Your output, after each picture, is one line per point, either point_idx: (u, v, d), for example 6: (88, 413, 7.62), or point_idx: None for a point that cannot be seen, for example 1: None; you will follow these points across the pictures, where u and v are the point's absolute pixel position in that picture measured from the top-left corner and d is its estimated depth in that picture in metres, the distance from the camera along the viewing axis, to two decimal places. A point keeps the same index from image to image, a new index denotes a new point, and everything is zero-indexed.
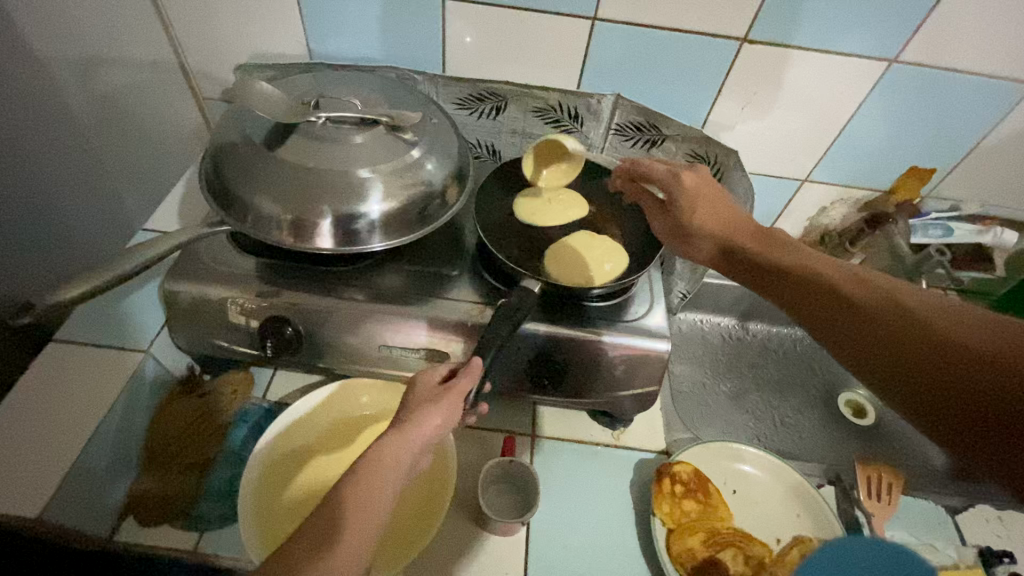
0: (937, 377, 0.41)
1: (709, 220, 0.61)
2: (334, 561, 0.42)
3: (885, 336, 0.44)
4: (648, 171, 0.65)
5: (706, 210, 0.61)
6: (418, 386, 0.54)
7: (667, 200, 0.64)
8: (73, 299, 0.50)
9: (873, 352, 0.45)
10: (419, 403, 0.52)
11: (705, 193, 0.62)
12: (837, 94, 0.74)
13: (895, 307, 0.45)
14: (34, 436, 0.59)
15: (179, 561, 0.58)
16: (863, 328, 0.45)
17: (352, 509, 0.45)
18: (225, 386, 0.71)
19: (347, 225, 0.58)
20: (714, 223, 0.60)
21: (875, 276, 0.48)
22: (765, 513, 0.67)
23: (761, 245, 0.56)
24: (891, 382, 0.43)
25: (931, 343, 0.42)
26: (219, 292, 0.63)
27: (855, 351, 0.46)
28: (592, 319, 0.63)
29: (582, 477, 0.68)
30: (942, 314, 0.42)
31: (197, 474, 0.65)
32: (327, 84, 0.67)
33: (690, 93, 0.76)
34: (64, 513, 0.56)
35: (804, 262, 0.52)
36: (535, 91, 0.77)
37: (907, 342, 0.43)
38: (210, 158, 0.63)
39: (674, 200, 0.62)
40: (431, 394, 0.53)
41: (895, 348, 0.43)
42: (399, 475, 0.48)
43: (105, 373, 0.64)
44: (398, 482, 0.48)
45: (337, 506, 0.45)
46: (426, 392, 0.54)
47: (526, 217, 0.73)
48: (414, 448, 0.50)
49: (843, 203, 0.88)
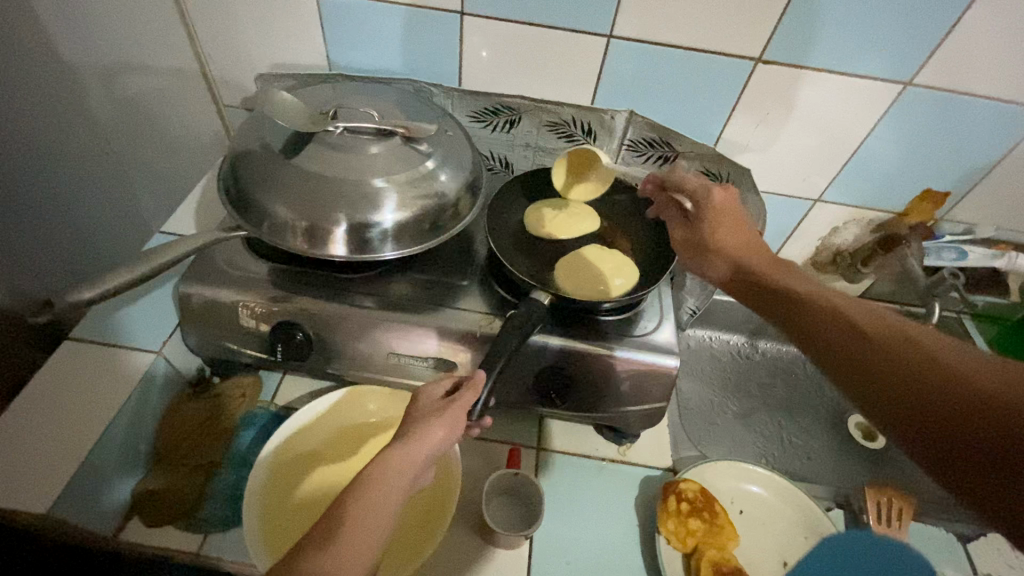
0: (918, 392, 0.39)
1: (730, 240, 0.64)
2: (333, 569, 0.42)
3: (893, 361, 0.42)
4: (679, 182, 0.70)
5: (727, 229, 0.65)
6: (422, 399, 0.55)
7: (696, 211, 0.68)
8: (92, 300, 0.51)
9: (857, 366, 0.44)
10: (421, 417, 0.53)
11: (727, 212, 0.66)
12: (850, 116, 0.74)
13: (907, 341, 0.42)
14: (47, 433, 0.60)
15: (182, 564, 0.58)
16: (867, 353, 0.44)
17: (352, 522, 0.45)
18: (234, 388, 0.72)
19: (361, 233, 0.59)
20: (736, 241, 0.64)
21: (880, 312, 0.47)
22: (772, 533, 0.66)
23: (777, 273, 0.58)
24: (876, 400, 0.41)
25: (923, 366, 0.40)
26: (231, 296, 0.64)
27: (845, 369, 0.45)
28: (601, 333, 0.63)
29: (587, 492, 0.68)
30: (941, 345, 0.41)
31: (203, 476, 0.65)
32: (346, 94, 0.68)
33: (703, 112, 0.76)
34: (70, 510, 0.56)
35: (829, 296, 0.51)
36: (549, 106, 0.78)
37: (894, 355, 0.42)
38: (229, 163, 0.64)
39: (702, 215, 0.67)
40: (434, 407, 0.53)
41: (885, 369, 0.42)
42: (402, 487, 0.48)
43: (117, 371, 0.65)
44: (402, 493, 0.48)
45: (339, 518, 0.45)
46: (428, 406, 0.54)
47: (539, 229, 0.73)
48: (417, 461, 0.50)
49: (855, 223, 0.88)
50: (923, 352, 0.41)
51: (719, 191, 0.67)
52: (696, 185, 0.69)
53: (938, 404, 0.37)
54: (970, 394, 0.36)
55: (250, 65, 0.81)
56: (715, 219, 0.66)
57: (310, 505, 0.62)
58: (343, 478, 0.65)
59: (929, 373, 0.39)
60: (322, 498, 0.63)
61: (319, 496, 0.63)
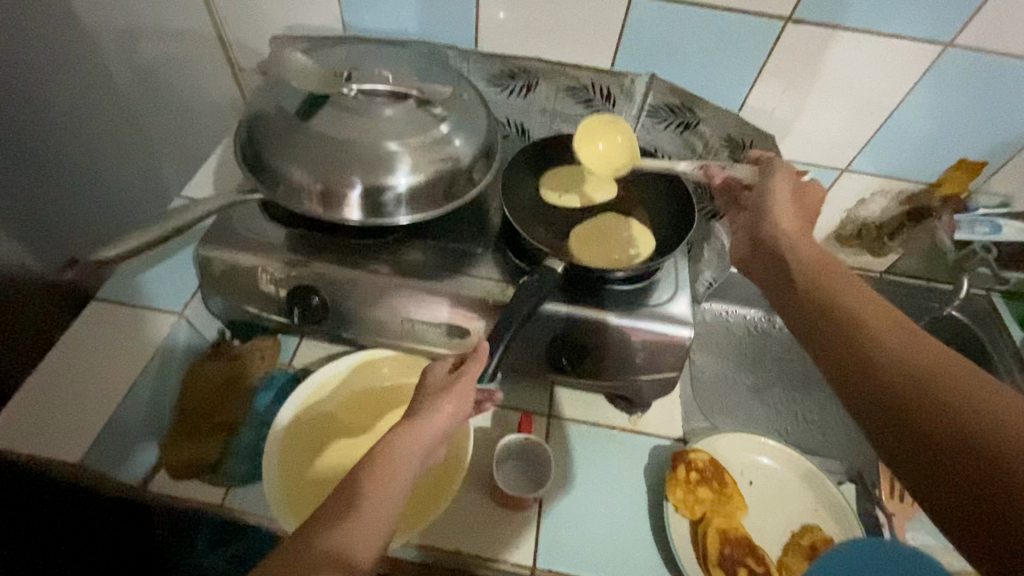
0: (919, 416, 0.36)
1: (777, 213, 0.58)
2: (348, 536, 0.44)
3: (901, 376, 0.38)
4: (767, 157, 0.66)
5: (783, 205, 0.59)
6: (428, 377, 0.55)
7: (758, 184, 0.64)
8: (116, 257, 0.52)
9: (859, 370, 0.41)
10: (431, 394, 0.53)
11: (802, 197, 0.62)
12: (884, 80, 0.71)
13: (915, 356, 0.39)
14: (78, 389, 0.62)
15: (206, 516, 0.62)
16: (859, 364, 0.41)
17: (368, 497, 0.46)
18: (256, 350, 0.73)
19: (375, 198, 0.59)
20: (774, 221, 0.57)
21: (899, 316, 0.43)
22: (780, 503, 0.67)
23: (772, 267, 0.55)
24: (874, 414, 0.39)
25: (935, 392, 0.36)
26: (250, 260, 0.65)
27: (844, 370, 0.42)
28: (615, 303, 0.63)
29: (596, 460, 0.68)
30: (951, 365, 0.37)
31: (225, 433, 0.67)
32: (361, 56, 0.67)
33: (728, 76, 0.73)
34: (100, 461, 0.60)
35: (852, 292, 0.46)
36: (568, 70, 0.75)
37: (904, 372, 0.38)
38: (245, 127, 0.64)
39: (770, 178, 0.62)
40: (443, 384, 0.54)
41: (892, 383, 0.39)
42: (413, 464, 0.49)
43: (141, 332, 0.67)
44: (410, 470, 0.49)
45: (353, 493, 0.46)
46: (437, 382, 0.55)
47: (556, 199, 0.73)
48: (427, 438, 0.50)
49: (884, 194, 0.84)
50: (934, 373, 0.37)
51: (800, 175, 0.63)
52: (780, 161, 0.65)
53: (921, 412, 0.36)
54: (977, 417, 0.34)
55: (267, 27, 0.82)
56: (778, 187, 0.61)
57: (331, 470, 0.63)
58: (368, 443, 0.66)
59: (938, 398, 0.36)
60: (344, 464, 0.64)
61: (340, 463, 0.64)
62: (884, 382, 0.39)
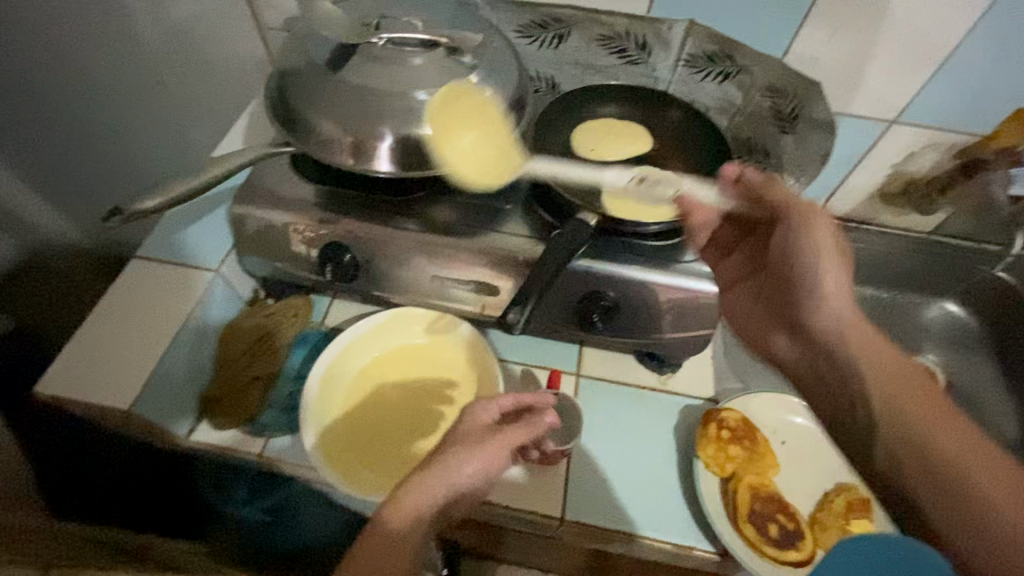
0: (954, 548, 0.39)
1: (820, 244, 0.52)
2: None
3: (948, 505, 0.40)
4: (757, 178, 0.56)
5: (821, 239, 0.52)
6: (466, 421, 0.58)
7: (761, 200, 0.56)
8: (156, 208, 0.54)
9: (914, 480, 0.42)
10: (463, 443, 0.55)
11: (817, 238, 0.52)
12: (940, 21, 0.66)
13: (965, 483, 0.39)
14: (125, 340, 0.65)
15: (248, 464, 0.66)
16: (909, 476, 0.42)
17: (372, 552, 0.49)
18: (287, 309, 0.74)
19: (405, 149, 0.59)
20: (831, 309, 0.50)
21: (964, 432, 0.42)
22: (813, 463, 0.66)
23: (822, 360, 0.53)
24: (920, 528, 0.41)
25: (970, 535, 0.38)
26: (282, 218, 0.66)
27: (889, 471, 0.44)
28: (648, 259, 0.62)
29: (625, 418, 0.68)
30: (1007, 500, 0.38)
31: (264, 385, 0.69)
32: (389, 5, 0.66)
33: (768, 24, 0.69)
34: (149, 408, 0.63)
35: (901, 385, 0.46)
36: (601, 18, 0.72)
37: (951, 503, 0.40)
38: (275, 83, 0.64)
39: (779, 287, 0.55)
40: (476, 432, 0.56)
41: (939, 518, 0.40)
42: (423, 521, 0.51)
43: (180, 287, 0.69)
44: (422, 525, 0.51)
45: (367, 537, 0.50)
46: (473, 432, 0.56)
47: (588, 151, 0.70)
48: (438, 494, 0.52)
49: (933, 148, 0.79)
50: (982, 521, 0.38)
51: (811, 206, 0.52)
52: (783, 200, 0.54)
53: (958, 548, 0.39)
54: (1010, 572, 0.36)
55: None
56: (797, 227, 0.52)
57: (384, 435, 0.64)
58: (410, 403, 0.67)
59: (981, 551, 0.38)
60: (395, 428, 0.65)
61: (391, 425, 0.65)
62: (932, 503, 0.41)
